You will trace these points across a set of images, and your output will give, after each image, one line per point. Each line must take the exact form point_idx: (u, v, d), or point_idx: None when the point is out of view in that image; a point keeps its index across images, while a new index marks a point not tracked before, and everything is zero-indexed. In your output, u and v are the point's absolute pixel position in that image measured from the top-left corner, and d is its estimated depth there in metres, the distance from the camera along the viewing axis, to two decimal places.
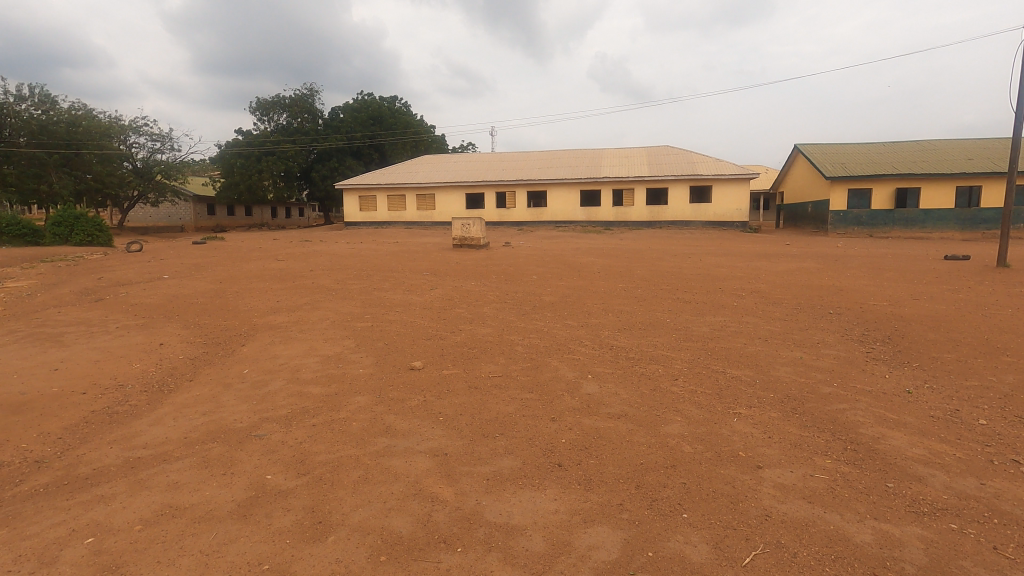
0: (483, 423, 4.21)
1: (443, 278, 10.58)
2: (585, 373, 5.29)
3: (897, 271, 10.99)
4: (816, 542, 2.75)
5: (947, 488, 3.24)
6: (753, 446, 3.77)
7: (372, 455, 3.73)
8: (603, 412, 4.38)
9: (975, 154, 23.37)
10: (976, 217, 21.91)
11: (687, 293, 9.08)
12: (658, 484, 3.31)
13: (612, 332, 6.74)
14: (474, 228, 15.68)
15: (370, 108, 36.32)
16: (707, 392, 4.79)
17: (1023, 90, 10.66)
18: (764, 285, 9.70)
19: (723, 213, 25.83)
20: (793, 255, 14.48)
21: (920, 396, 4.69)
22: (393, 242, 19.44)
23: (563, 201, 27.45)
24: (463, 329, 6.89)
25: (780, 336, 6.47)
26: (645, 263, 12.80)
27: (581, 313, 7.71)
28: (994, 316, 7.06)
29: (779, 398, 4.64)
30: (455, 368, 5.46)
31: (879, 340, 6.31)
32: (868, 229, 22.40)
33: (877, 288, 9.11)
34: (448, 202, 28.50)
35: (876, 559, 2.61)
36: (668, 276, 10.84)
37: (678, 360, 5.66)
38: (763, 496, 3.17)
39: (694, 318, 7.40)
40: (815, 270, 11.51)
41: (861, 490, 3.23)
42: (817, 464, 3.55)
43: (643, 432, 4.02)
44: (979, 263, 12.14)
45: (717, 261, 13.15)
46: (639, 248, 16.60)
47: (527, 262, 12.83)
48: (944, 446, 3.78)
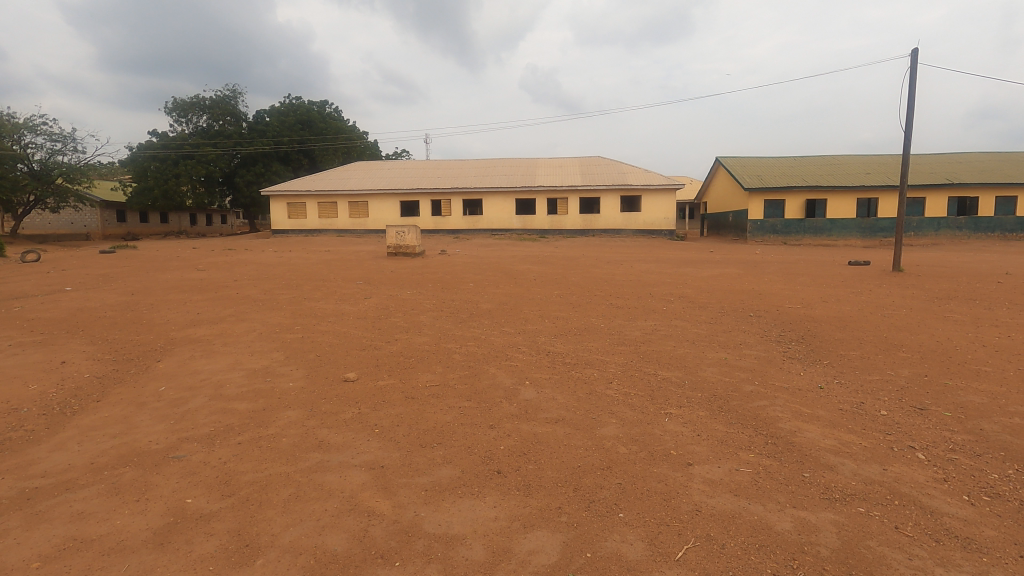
0: (421, 432, 4.16)
1: (377, 287, 10.34)
2: (523, 379, 5.33)
3: (807, 276, 11.86)
4: (741, 533, 2.91)
5: (856, 475, 3.52)
6: (684, 445, 3.94)
7: (303, 472, 3.58)
8: (540, 416, 4.44)
9: (872, 169, 25.63)
10: (875, 226, 23.96)
11: (618, 298, 9.38)
12: (594, 485, 3.39)
13: (548, 338, 6.84)
14: (410, 236, 15.50)
15: (299, 112, 35.12)
16: (639, 394, 4.96)
17: (909, 113, 11.83)
18: (690, 290, 10.15)
19: (653, 221, 26.83)
20: (717, 261, 15.29)
21: (830, 391, 5.08)
22: (325, 250, 18.85)
23: (499, 209, 27.65)
24: (399, 338, 6.79)
25: (706, 339, 6.79)
26: (579, 270, 13.09)
27: (517, 320, 7.77)
28: (890, 316, 7.75)
29: (706, 397, 4.87)
30: (391, 378, 5.36)
31: (793, 339, 6.78)
32: (782, 237, 24.00)
33: (790, 292, 9.80)
34: (382, 209, 28.02)
35: (794, 545, 2.80)
36: (601, 283, 11.14)
37: (612, 363, 5.84)
38: (693, 491, 3.32)
39: (626, 323, 7.63)
40: (736, 275, 12.19)
41: (781, 481, 3.45)
42: (741, 458, 3.76)
43: (579, 435, 4.10)
44: (878, 268, 13.26)
45: (646, 268, 13.66)
46: (573, 256, 16.94)
47: (464, 270, 12.80)
48: (851, 436, 4.11)
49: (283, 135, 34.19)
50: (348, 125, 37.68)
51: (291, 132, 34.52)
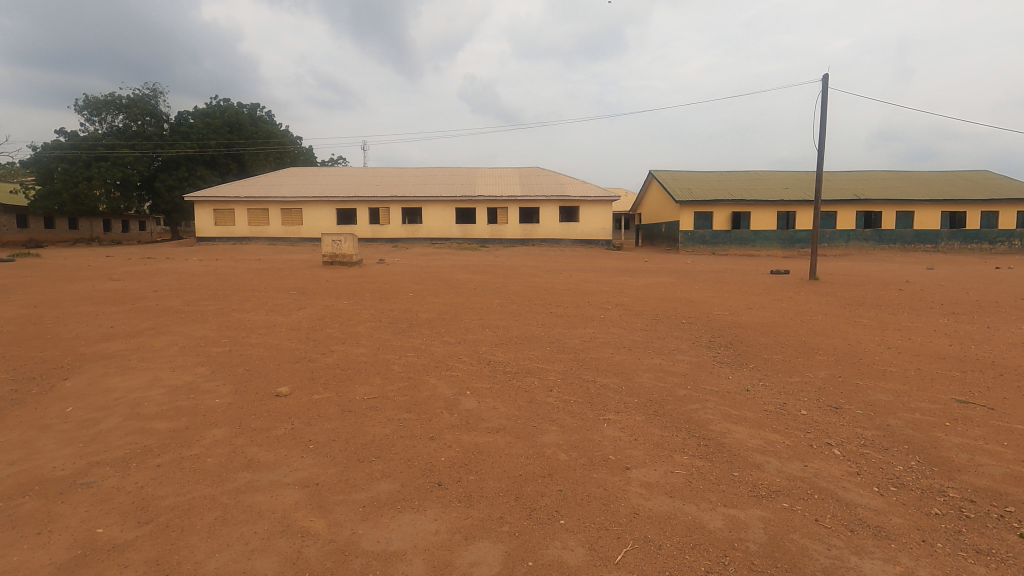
0: (359, 447, 4.04)
1: (312, 298, 9.98)
2: (464, 390, 5.28)
3: (734, 284, 12.52)
4: (677, 533, 3.00)
5: (780, 472, 3.72)
6: (622, 449, 4.04)
7: (231, 493, 3.38)
8: (482, 426, 4.41)
9: (790, 184, 27.47)
10: (793, 237, 25.48)
11: (557, 307, 9.51)
12: (535, 493, 3.41)
13: (489, 347, 6.84)
14: (346, 244, 15.11)
15: (227, 114, 33.50)
16: (579, 401, 5.04)
17: (821, 133, 12.80)
18: (626, 299, 10.44)
19: (590, 231, 27.46)
20: (651, 270, 15.87)
21: (756, 393, 5.36)
22: (255, 259, 18.04)
23: (439, 218, 27.48)
24: (336, 350, 6.57)
25: (641, 345, 7.01)
26: (519, 279, 13.21)
27: (457, 330, 7.71)
28: (808, 322, 8.30)
29: (642, 402, 5.03)
30: (327, 392, 5.17)
31: (722, 345, 7.12)
32: (710, 247, 25.21)
33: (719, 299, 10.30)
34: (317, 217, 27.17)
35: (726, 541, 2.92)
36: (540, 291, 11.28)
37: (552, 371, 5.91)
38: (631, 495, 3.40)
39: (565, 331, 7.73)
40: (669, 283, 12.68)
41: (713, 480, 3.60)
42: (676, 460, 3.89)
43: (521, 444, 4.11)
44: (797, 276, 14.19)
45: (585, 277, 13.96)
46: (514, 265, 17.06)
47: (403, 279, 12.61)
48: (776, 435, 4.35)
49: (209, 139, 32.50)
50: (280, 130, 36.29)
51: (218, 135, 32.86)
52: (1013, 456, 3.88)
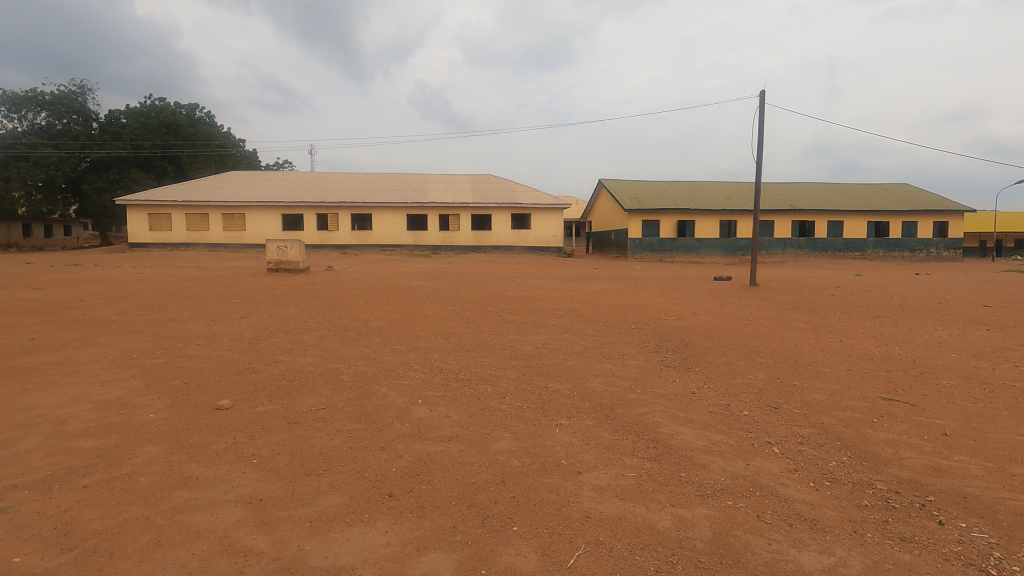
0: (306, 460, 3.91)
1: (255, 306, 9.62)
2: (415, 398, 5.20)
3: (680, 291, 12.96)
4: (628, 534, 3.06)
5: (724, 471, 3.86)
6: (574, 454, 4.08)
7: (167, 513, 3.20)
8: (434, 435, 4.37)
9: (732, 194, 28.68)
10: (735, 245, 26.64)
11: (509, 313, 9.55)
12: (488, 501, 3.39)
13: (441, 354, 6.79)
14: (292, 251, 14.63)
15: (163, 114, 31.83)
16: (532, 407, 5.07)
17: (759, 146, 13.46)
18: (577, 305, 10.59)
19: (542, 238, 27.72)
20: (600, 277, 16.18)
21: (701, 395, 5.55)
22: (194, 266, 17.20)
23: (389, 224, 27.07)
24: (281, 360, 6.35)
25: (592, 351, 7.13)
26: (471, 286, 13.17)
27: (409, 338, 7.60)
28: (749, 326, 8.67)
29: (593, 406, 5.11)
30: (272, 404, 4.97)
31: (669, 349, 7.33)
32: (658, 254, 25.97)
33: (666, 305, 10.62)
34: (261, 222, 26.24)
35: (674, 541, 2.99)
36: (493, 298, 11.29)
37: (505, 378, 5.91)
38: (583, 499, 3.44)
39: (518, 338, 7.76)
40: (618, 290, 12.98)
41: (661, 481, 3.69)
42: (626, 463, 3.97)
43: (473, 451, 4.09)
44: (738, 282, 14.80)
45: (536, 284, 14.08)
46: (465, 272, 17.00)
47: (352, 286, 12.34)
48: (720, 435, 4.51)
49: (143, 139, 30.79)
50: (222, 132, 34.82)
51: (153, 136, 31.18)
52: (932, 449, 4.18)
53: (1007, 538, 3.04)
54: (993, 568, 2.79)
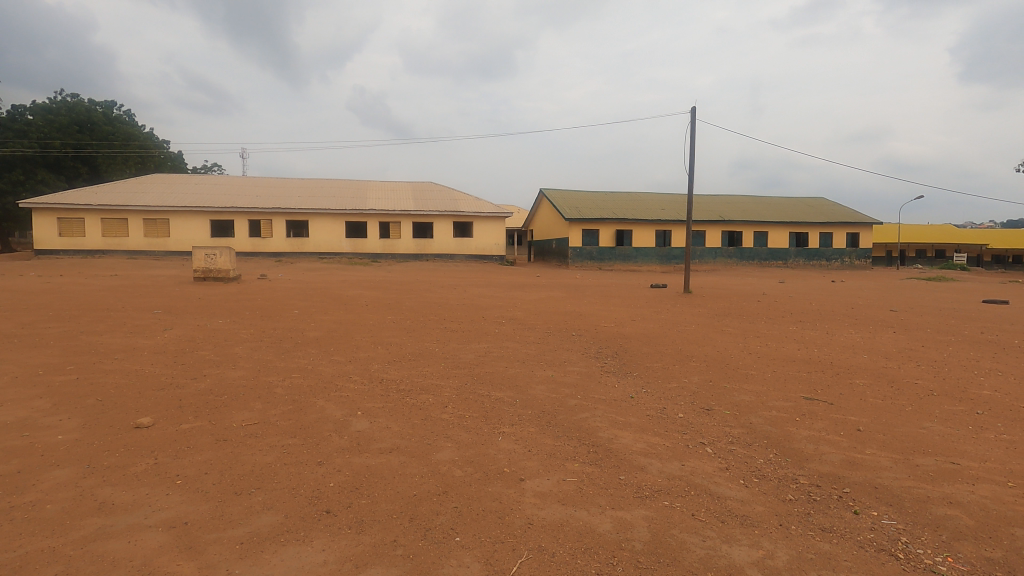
0: (236, 479, 3.71)
1: (181, 317, 9.09)
2: (354, 411, 5.06)
3: (618, 298, 13.32)
4: (570, 539, 3.09)
5: (661, 472, 3.99)
6: (516, 462, 4.09)
7: (77, 543, 2.94)
8: (373, 448, 4.26)
9: (666, 205, 29.84)
10: (670, 254, 27.71)
11: (452, 322, 9.48)
12: (431, 512, 3.34)
13: (382, 365, 6.64)
14: (222, 258, 13.92)
15: (76, 111, 29.50)
16: (474, 416, 5.04)
17: (690, 160, 14.12)
18: (520, 313, 10.66)
19: (484, 247, 27.77)
20: (542, 285, 16.37)
21: (639, 399, 5.70)
22: (111, 274, 16.04)
23: (327, 231, 26.31)
24: (209, 374, 6.01)
25: (534, 358, 7.19)
26: (413, 295, 13.00)
27: (348, 348, 7.38)
28: (684, 332, 9.03)
29: (535, 414, 5.14)
30: (198, 421, 4.68)
31: (609, 355, 7.50)
32: (597, 262, 26.61)
33: (605, 312, 10.88)
34: (187, 229, 24.85)
35: (614, 543, 3.06)
36: (435, 307, 11.18)
37: (447, 387, 5.85)
38: (525, 506, 3.45)
39: (460, 346, 7.71)
40: (560, 298, 13.18)
41: (602, 485, 3.76)
42: (568, 468, 4.02)
43: (414, 463, 4.02)
44: (673, 290, 15.39)
45: (479, 292, 14.08)
46: (406, 280, 16.75)
47: (288, 295, 11.89)
48: (657, 438, 4.65)
49: (52, 138, 28.53)
50: (144, 133, 32.75)
51: (63, 135, 28.90)
52: (847, 444, 4.50)
53: (911, 524, 3.31)
54: (901, 552, 3.03)
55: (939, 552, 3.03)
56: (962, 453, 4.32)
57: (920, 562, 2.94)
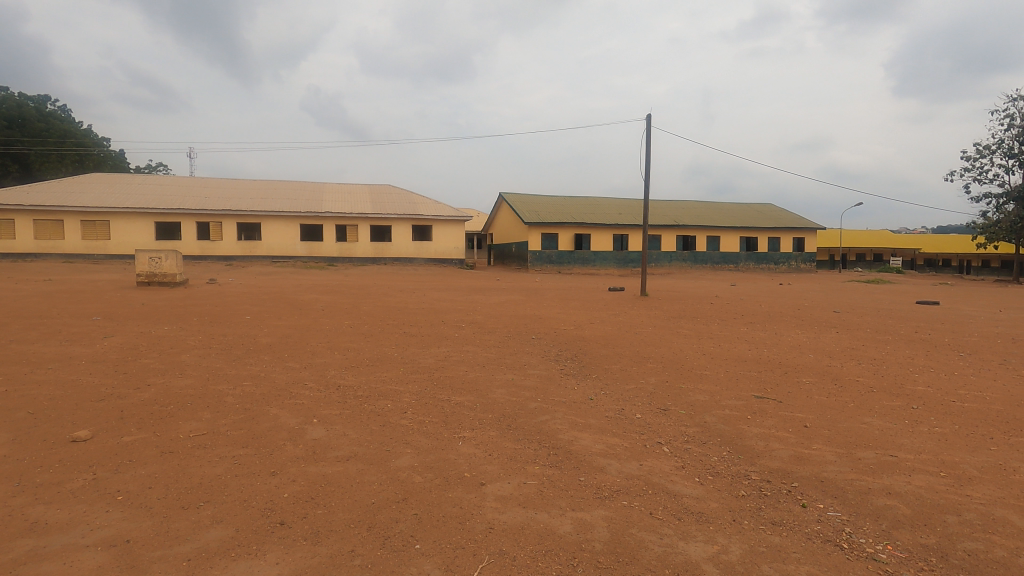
0: (184, 493, 3.54)
1: (123, 323, 8.64)
2: (310, 418, 4.92)
3: (577, 301, 13.47)
4: (531, 542, 3.10)
5: (620, 472, 4.05)
6: (477, 466, 4.07)
7: (6, 567, 2.75)
8: (330, 456, 4.15)
9: (623, 210, 30.41)
10: (627, 258, 28.24)
11: (410, 326, 9.36)
12: (389, 520, 3.28)
13: (338, 371, 6.49)
14: (167, 262, 13.31)
15: (5, 105, 27.72)
16: (434, 421, 4.99)
17: (646, 166, 14.45)
18: (480, 317, 10.63)
19: (444, 250, 27.58)
20: (501, 289, 16.38)
21: (598, 401, 5.78)
22: (45, 279, 15.14)
23: (281, 234, 25.58)
24: (154, 383, 5.73)
25: (494, 362, 7.18)
26: (370, 299, 12.78)
27: (303, 354, 7.18)
28: (641, 334, 9.20)
29: (496, 417, 5.13)
30: (142, 433, 4.46)
31: (568, 358, 7.57)
32: (557, 266, 26.89)
33: (565, 316, 10.97)
34: (130, 231, 23.69)
35: (575, 544, 3.08)
36: (393, 311, 11.01)
37: (406, 392, 5.77)
38: (486, 510, 3.43)
39: (419, 351, 7.62)
40: (519, 301, 13.21)
41: (562, 487, 3.79)
42: (528, 471, 4.03)
43: (373, 470, 3.94)
44: (630, 293, 15.67)
45: (438, 296, 13.96)
46: (363, 284, 16.43)
47: (239, 301, 11.47)
48: (616, 438, 4.72)
49: None
50: (82, 129, 31.06)
51: None
52: (796, 440, 4.68)
53: (855, 514, 3.48)
54: (845, 542, 3.18)
55: (879, 541, 3.19)
56: (900, 445, 4.57)
57: (862, 551, 3.08)
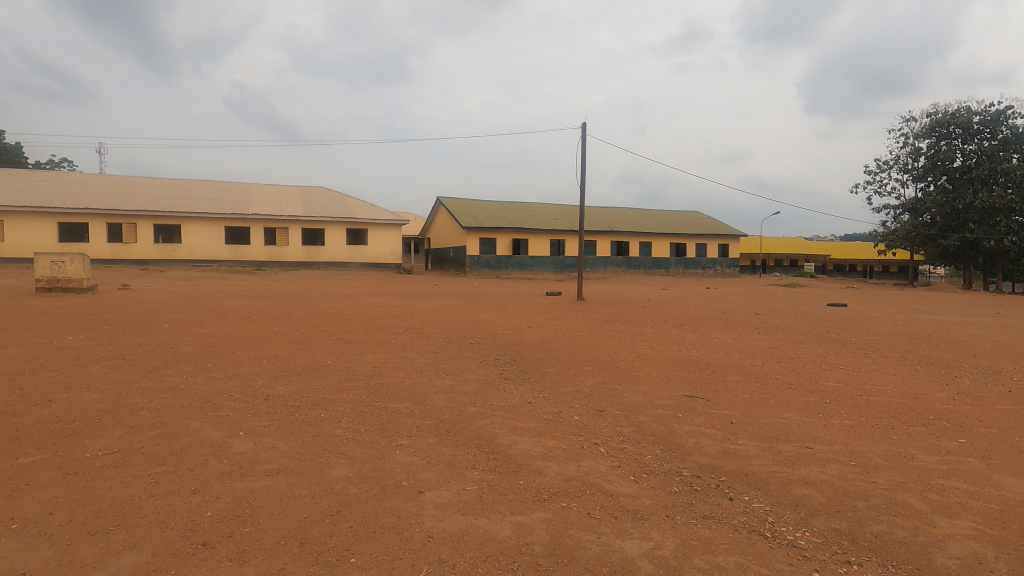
0: (90, 517, 3.25)
1: (20, 334, 7.85)
2: (236, 431, 4.66)
3: (516, 306, 13.57)
4: (470, 548, 3.07)
5: (558, 474, 4.10)
6: (415, 474, 4.00)
7: None
8: (258, 470, 3.95)
9: (560, 216, 30.95)
10: (564, 263, 28.73)
11: (345, 333, 9.08)
12: (323, 534, 3.15)
13: (267, 380, 6.18)
14: (72, 266, 12.23)
15: None
16: (370, 429, 4.86)
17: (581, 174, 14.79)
18: (417, 322, 10.46)
19: (380, 255, 26.96)
20: (439, 293, 16.23)
21: (536, 404, 5.83)
22: None
23: (203, 237, 24.18)
24: (56, 398, 5.23)
25: (432, 367, 7.09)
26: (302, 305, 12.29)
27: (228, 364, 6.79)
28: (578, 337, 9.39)
29: (434, 424, 5.06)
30: (42, 453, 4.05)
31: (507, 362, 7.59)
32: (495, 270, 26.98)
33: (504, 320, 11.00)
34: (29, 232, 21.70)
35: (515, 548, 3.08)
36: (327, 317, 10.65)
37: (340, 401, 5.58)
38: (425, 519, 3.37)
39: (354, 358, 7.40)
40: (457, 306, 13.14)
41: (501, 492, 3.78)
42: (467, 477, 4.00)
43: (305, 483, 3.78)
44: (567, 298, 15.94)
45: (374, 301, 13.62)
46: (294, 289, 15.79)
47: (157, 307, 10.73)
48: (554, 441, 4.78)
49: None
50: None
51: None
52: (723, 436, 4.92)
53: (777, 505, 3.69)
54: (768, 531, 3.36)
55: (798, 528, 3.40)
56: (815, 438, 4.90)
57: (783, 538, 3.27)
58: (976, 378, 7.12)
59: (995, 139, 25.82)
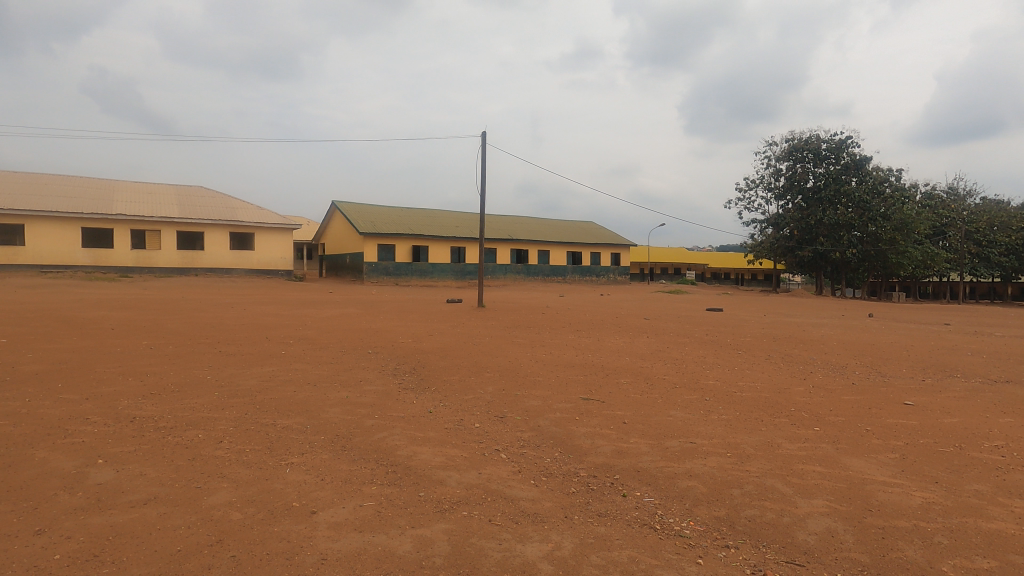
0: None
1: None
2: (94, 459, 4.11)
3: (416, 313, 13.35)
4: (368, 567, 2.94)
5: (459, 483, 4.05)
6: (307, 493, 3.76)
7: None
8: (123, 501, 3.51)
9: (461, 223, 30.97)
10: (465, 270, 28.77)
11: (229, 345, 8.38)
12: (200, 568, 2.86)
13: (134, 400, 5.52)
14: None
15: None
16: (256, 448, 4.51)
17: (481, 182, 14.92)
18: (311, 332, 9.94)
19: (268, 261, 25.27)
20: (334, 301, 15.55)
21: (437, 413, 5.74)
22: None
23: (54, 239, 21.26)
24: None
25: (327, 379, 6.74)
26: (178, 315, 11.20)
27: (85, 383, 5.98)
28: (478, 344, 9.41)
29: (329, 439, 4.81)
30: None
31: (406, 372, 7.41)
32: (394, 277, 26.38)
33: (403, 328, 10.77)
34: None
35: (414, 562, 3.00)
36: (208, 328, 9.78)
37: (222, 419, 5.13)
38: (318, 540, 3.18)
39: (238, 372, 6.84)
40: (354, 314, 12.66)
41: (400, 505, 3.67)
42: (364, 492, 3.84)
43: (179, 512, 3.42)
44: (468, 305, 15.96)
45: (262, 310, 12.75)
46: (168, 298, 14.34)
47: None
48: (456, 449, 4.74)
49: None
50: None
51: None
52: (616, 436, 5.16)
53: (665, 498, 3.92)
54: (658, 523, 3.56)
55: (684, 518, 3.64)
56: (698, 433, 5.28)
57: (672, 529, 3.48)
58: (827, 373, 8.11)
59: (839, 164, 29.68)
